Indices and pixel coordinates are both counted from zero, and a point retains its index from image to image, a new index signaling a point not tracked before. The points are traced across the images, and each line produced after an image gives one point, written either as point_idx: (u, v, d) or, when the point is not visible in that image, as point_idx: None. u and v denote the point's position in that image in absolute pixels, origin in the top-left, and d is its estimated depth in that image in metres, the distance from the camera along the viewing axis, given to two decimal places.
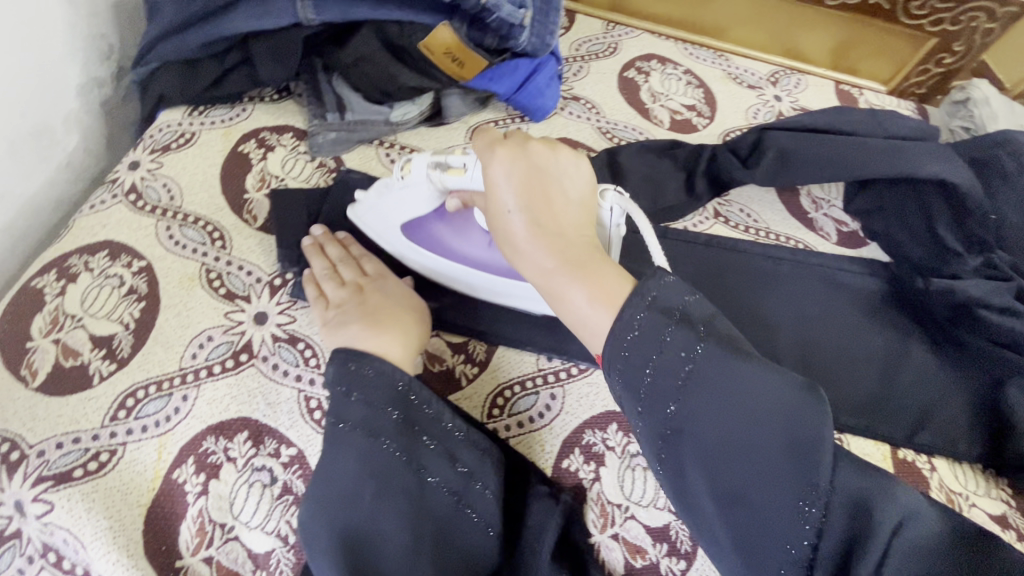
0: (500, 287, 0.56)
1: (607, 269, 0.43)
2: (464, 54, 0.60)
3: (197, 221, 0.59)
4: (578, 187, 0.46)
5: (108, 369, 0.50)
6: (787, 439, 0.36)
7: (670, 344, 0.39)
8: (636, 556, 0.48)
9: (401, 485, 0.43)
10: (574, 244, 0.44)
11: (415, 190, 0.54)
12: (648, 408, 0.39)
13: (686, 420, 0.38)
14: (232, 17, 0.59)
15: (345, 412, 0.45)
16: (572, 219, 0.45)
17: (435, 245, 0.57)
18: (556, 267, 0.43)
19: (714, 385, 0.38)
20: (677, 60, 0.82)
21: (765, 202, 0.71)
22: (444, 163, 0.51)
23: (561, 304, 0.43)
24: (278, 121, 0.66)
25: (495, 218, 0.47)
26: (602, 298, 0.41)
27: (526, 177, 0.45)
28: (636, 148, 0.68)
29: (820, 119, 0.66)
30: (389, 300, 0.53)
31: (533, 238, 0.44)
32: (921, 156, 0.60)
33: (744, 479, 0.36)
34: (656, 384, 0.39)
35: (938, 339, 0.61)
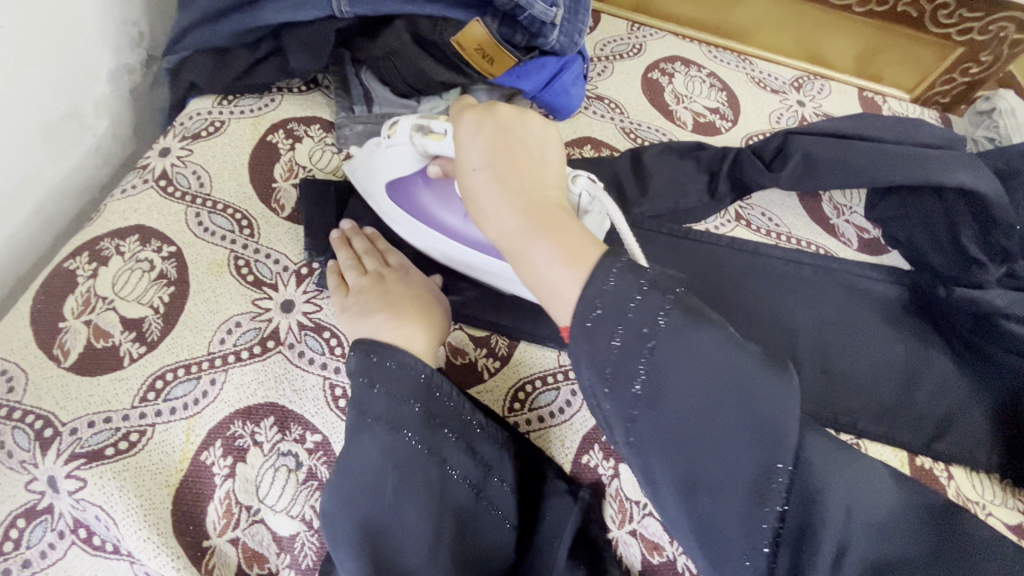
0: (466, 257, 0.57)
1: (573, 226, 0.40)
2: (494, 51, 0.61)
3: (226, 208, 0.59)
4: (546, 152, 0.45)
5: (139, 352, 0.51)
6: (752, 420, 0.34)
7: (637, 313, 0.35)
8: (653, 552, 0.49)
9: (424, 478, 0.42)
10: (538, 200, 0.41)
11: (399, 150, 0.55)
12: (613, 389, 0.36)
13: (653, 399, 0.35)
14: (266, 8, 0.60)
15: (368, 405, 0.43)
16: (538, 177, 0.43)
17: (417, 208, 0.58)
18: (520, 224, 0.40)
19: (686, 360, 0.35)
20: (701, 62, 0.82)
21: (787, 207, 0.71)
22: (427, 128, 0.52)
23: (524, 264, 0.39)
24: (306, 112, 0.67)
25: (460, 181, 0.45)
26: (566, 256, 0.37)
27: (491, 137, 0.44)
28: (660, 149, 0.68)
29: (846, 125, 0.66)
30: (412, 291, 0.53)
31: (496, 194, 0.41)
32: (949, 164, 0.60)
33: (708, 464, 0.34)
34: (622, 361, 0.36)
35: (958, 349, 0.61)
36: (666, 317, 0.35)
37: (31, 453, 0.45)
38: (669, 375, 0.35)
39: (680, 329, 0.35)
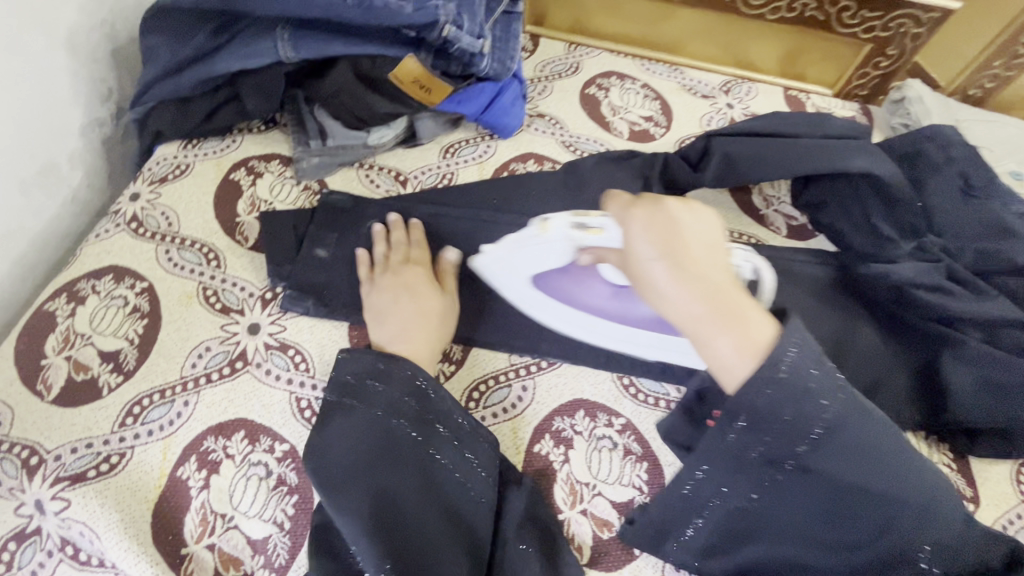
0: (621, 335, 0.60)
1: (752, 314, 0.42)
2: (430, 82, 0.67)
3: (194, 244, 0.64)
4: (712, 231, 0.46)
5: (116, 381, 0.55)
6: (899, 482, 0.43)
7: (814, 391, 0.41)
8: (604, 528, 0.53)
9: (414, 464, 0.49)
10: (719, 289, 0.43)
11: (549, 247, 0.54)
12: (778, 442, 0.43)
13: (815, 460, 0.43)
14: (220, 59, 0.66)
15: (371, 400, 0.51)
16: (711, 262, 0.44)
17: (562, 293, 0.61)
18: (707, 313, 0.42)
19: (835, 440, 0.42)
20: (635, 75, 0.89)
21: (719, 202, 0.76)
22: (584, 224, 0.51)
23: (704, 351, 0.43)
24: (266, 149, 0.72)
25: (632, 267, 0.47)
26: (750, 348, 0.41)
27: (662, 228, 0.45)
28: (596, 159, 0.74)
29: (763, 124, 0.71)
30: (417, 303, 0.59)
31: (677, 281, 0.43)
32: (846, 152, 0.66)
33: (851, 507, 0.44)
34: (792, 424, 0.42)
35: (882, 319, 0.65)
36: (832, 401, 0.42)
37: (19, 480, 0.49)
38: (774, 417, 0.42)
39: (845, 415, 0.42)
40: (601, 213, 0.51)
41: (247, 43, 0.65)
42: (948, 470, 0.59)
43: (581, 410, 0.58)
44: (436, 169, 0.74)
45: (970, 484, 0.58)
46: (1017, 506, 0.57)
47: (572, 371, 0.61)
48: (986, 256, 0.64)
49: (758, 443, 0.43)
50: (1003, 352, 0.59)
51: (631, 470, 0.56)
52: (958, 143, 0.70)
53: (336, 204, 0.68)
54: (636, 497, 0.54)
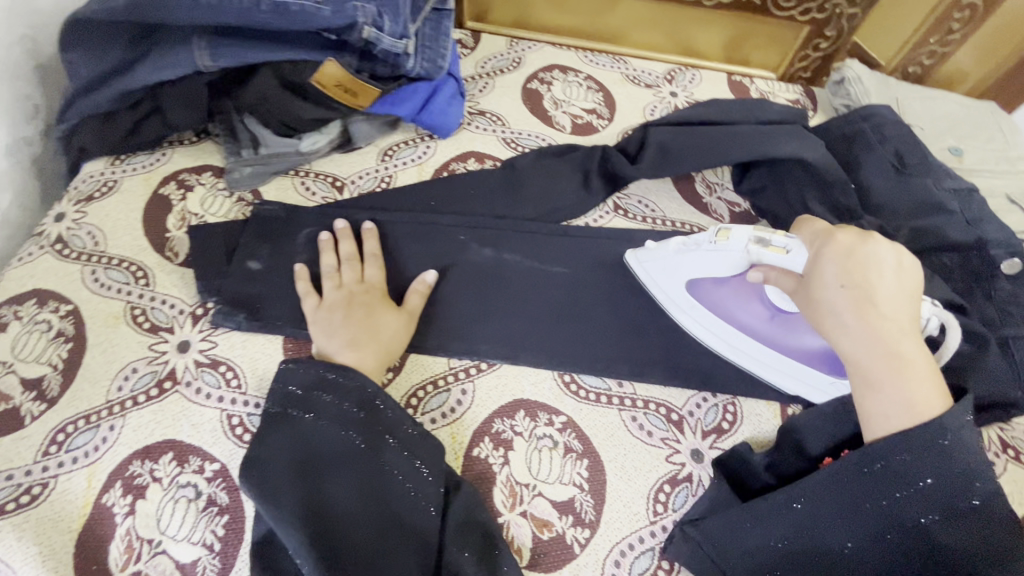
0: (770, 357, 0.60)
1: (922, 374, 0.47)
2: (354, 85, 0.66)
3: (122, 262, 0.63)
4: (909, 283, 0.50)
5: (39, 409, 0.53)
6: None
7: (962, 469, 0.45)
8: (543, 529, 0.52)
9: (363, 474, 0.49)
10: (899, 338, 0.47)
11: (724, 255, 0.57)
12: (914, 505, 0.46)
13: (945, 534, 0.45)
14: (139, 71, 0.64)
15: (317, 410, 0.50)
16: (896, 309, 0.48)
17: (718, 307, 0.62)
18: (879, 358, 0.47)
19: (972, 520, 0.45)
20: (578, 67, 0.88)
21: (662, 192, 0.75)
22: (767, 241, 0.54)
23: (863, 388, 0.48)
24: (197, 161, 0.71)
25: (812, 291, 0.51)
26: (913, 399, 0.46)
27: (857, 265, 0.49)
28: (535, 155, 0.73)
29: (698, 112, 0.71)
30: (361, 315, 0.58)
31: (862, 321, 0.48)
32: (778, 138, 0.66)
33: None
34: (931, 492, 0.45)
35: None
36: (982, 493, 0.45)
37: None
38: (913, 477, 0.46)
39: (988, 509, 0.45)
40: (786, 234, 0.54)
41: (164, 53, 0.63)
42: None
43: (521, 410, 0.58)
44: (374, 173, 0.73)
45: None
46: None
47: (512, 371, 0.60)
48: (921, 234, 0.64)
49: (891, 494, 0.46)
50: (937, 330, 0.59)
51: (572, 468, 0.55)
52: (890, 123, 0.70)
53: (268, 214, 0.66)
54: (576, 496, 0.54)
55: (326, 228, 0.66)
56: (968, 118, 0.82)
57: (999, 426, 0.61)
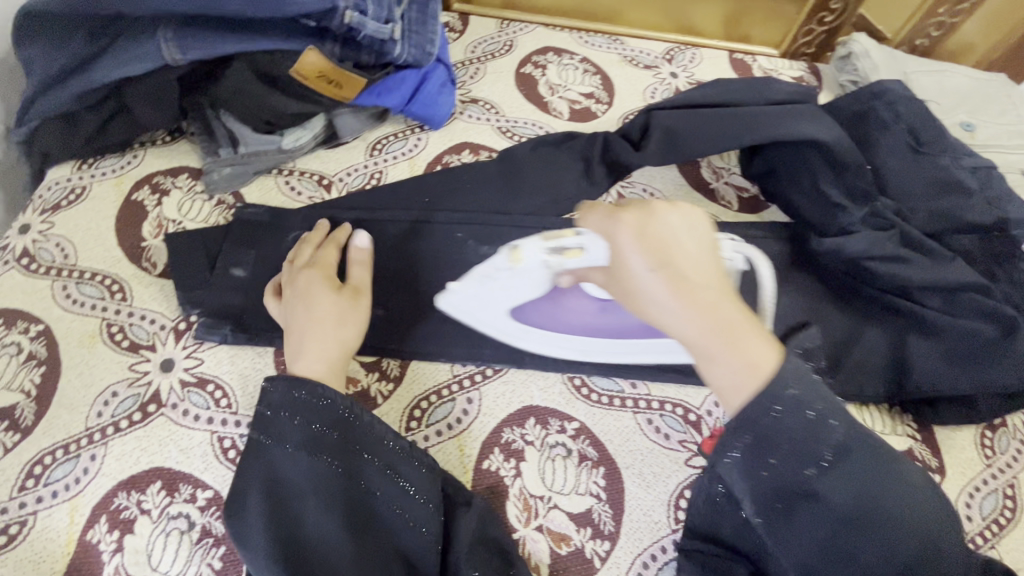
0: (628, 346, 0.57)
1: (751, 329, 0.40)
2: (339, 76, 0.62)
3: (95, 276, 0.58)
4: (708, 241, 0.42)
5: (13, 440, 0.49)
6: (910, 511, 0.38)
7: (815, 412, 0.38)
8: (561, 544, 0.50)
9: (342, 499, 0.44)
10: (720, 303, 0.40)
11: (529, 275, 0.53)
12: (784, 468, 0.38)
13: (824, 486, 0.38)
14: (101, 67, 0.58)
15: (285, 435, 0.46)
16: (704, 274, 0.40)
17: (551, 323, 0.58)
18: (706, 330, 0.39)
19: (845, 463, 0.38)
20: (573, 49, 0.83)
21: (666, 179, 0.72)
22: (560, 247, 0.51)
23: (704, 368, 0.40)
24: (172, 163, 0.66)
25: (625, 280, 0.42)
26: (753, 366, 0.39)
27: (656, 238, 0.41)
28: (532, 144, 0.69)
29: (705, 93, 0.66)
30: (314, 311, 0.53)
31: (679, 299, 0.39)
32: (792, 118, 0.62)
33: (869, 557, 0.37)
34: (798, 448, 0.38)
35: (841, 293, 0.63)
36: (838, 423, 0.39)
37: None
38: (777, 442, 0.38)
39: (847, 440, 0.39)
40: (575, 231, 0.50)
41: (129, 47, 0.58)
42: (912, 442, 0.57)
43: (532, 418, 0.55)
44: (363, 169, 0.68)
45: (934, 452, 0.56)
46: (983, 471, 0.56)
47: (519, 376, 0.57)
48: (938, 217, 0.62)
49: (760, 468, 0.39)
50: (958, 318, 0.58)
51: (588, 477, 0.52)
52: (905, 99, 0.67)
53: (251, 218, 0.62)
54: (594, 506, 0.51)
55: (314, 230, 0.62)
56: (979, 92, 0.79)
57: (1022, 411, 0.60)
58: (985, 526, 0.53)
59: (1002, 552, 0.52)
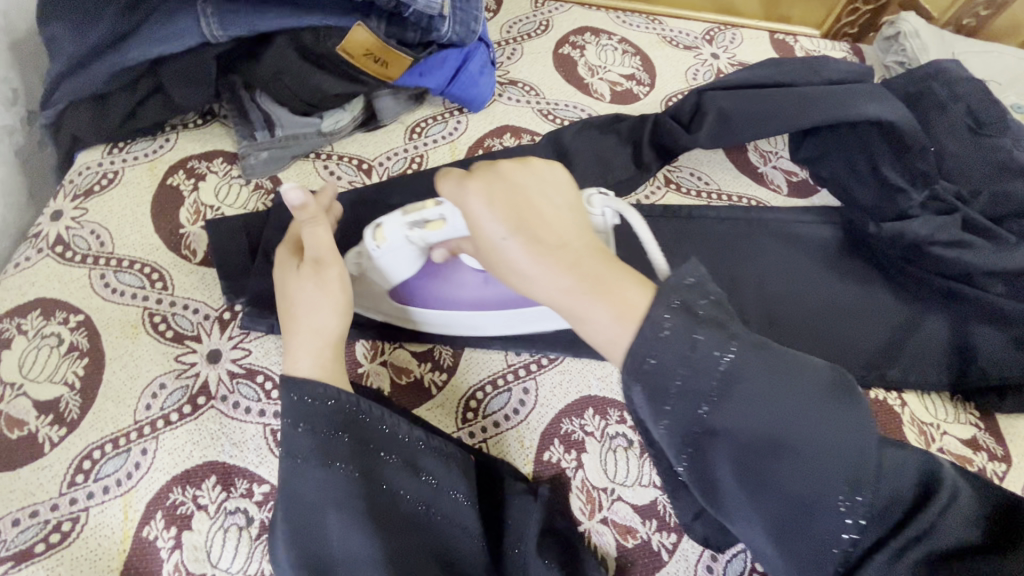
0: (514, 318, 0.54)
1: (622, 274, 0.38)
2: (386, 53, 0.59)
3: (134, 264, 0.56)
4: (564, 198, 0.42)
5: (59, 435, 0.48)
6: (817, 422, 0.34)
7: (704, 344, 0.35)
8: (627, 536, 0.48)
9: (371, 509, 0.41)
10: (582, 255, 0.39)
11: (398, 253, 0.50)
12: (678, 409, 0.35)
13: (722, 420, 0.35)
14: (135, 45, 0.56)
15: (295, 446, 0.42)
16: (560, 228, 0.40)
17: (435, 300, 0.54)
18: (573, 285, 0.38)
19: (737, 392, 0.35)
20: (611, 30, 0.81)
21: (714, 163, 0.70)
22: (421, 220, 0.48)
23: (583, 326, 0.39)
24: (205, 147, 0.63)
25: (488, 250, 0.41)
26: (628, 312, 0.37)
27: (506, 198, 0.40)
28: (578, 128, 0.66)
29: (756, 74, 0.64)
30: (292, 301, 0.49)
31: (539, 258, 0.38)
32: (852, 98, 0.60)
33: (785, 480, 0.34)
34: (689, 385, 0.35)
35: (899, 279, 0.62)
36: (729, 353, 0.35)
37: None
38: (669, 385, 0.35)
39: (738, 369, 0.35)
40: (434, 202, 0.47)
41: (164, 24, 0.55)
42: (976, 430, 0.55)
43: (590, 408, 0.53)
44: (404, 153, 0.66)
45: (998, 440, 0.55)
46: None
47: (576, 365, 0.56)
48: (999, 200, 0.60)
49: (659, 416, 0.36)
50: (1021, 303, 0.57)
51: (651, 469, 0.51)
52: (963, 80, 0.65)
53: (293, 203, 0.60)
54: (659, 498, 0.50)
55: (358, 216, 0.60)
56: None
57: None
58: None
59: None
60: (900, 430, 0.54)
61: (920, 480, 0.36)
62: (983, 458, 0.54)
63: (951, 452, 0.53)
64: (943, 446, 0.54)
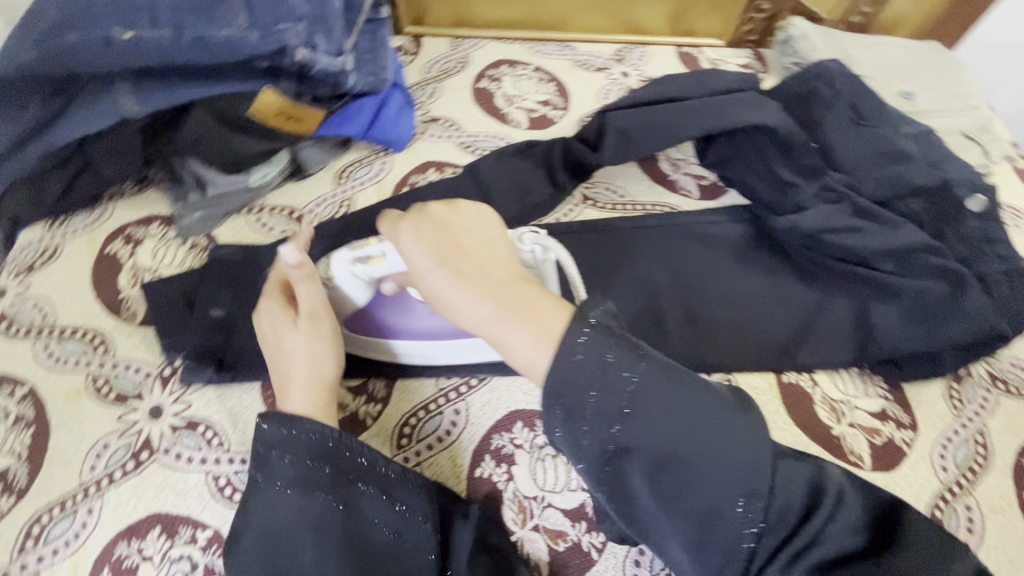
0: (461, 346, 0.57)
1: (538, 300, 0.43)
2: (296, 111, 0.64)
3: (76, 332, 0.59)
4: (490, 234, 0.49)
5: (8, 503, 0.50)
6: (716, 438, 0.38)
7: (611, 364, 0.39)
8: (558, 540, 0.51)
9: (344, 539, 0.44)
10: (501, 283, 0.45)
11: (348, 287, 0.55)
12: (593, 428, 0.39)
13: (631, 438, 0.39)
14: (62, 128, 0.59)
15: (278, 473, 0.45)
16: (481, 260, 0.46)
17: (388, 329, 0.58)
18: (493, 311, 0.43)
19: (643, 411, 0.39)
20: (526, 60, 0.86)
21: (628, 176, 0.74)
22: (363, 256, 0.52)
23: (505, 350, 0.43)
24: (143, 213, 0.67)
25: (419, 282, 0.48)
26: (543, 334, 0.41)
27: (434, 238, 0.47)
28: (495, 156, 0.70)
29: (653, 91, 0.69)
30: (292, 343, 0.52)
31: (461, 287, 0.45)
32: (737, 107, 0.65)
33: (689, 491, 0.38)
34: (600, 405, 0.39)
35: (804, 267, 0.65)
36: (635, 374, 0.39)
37: None
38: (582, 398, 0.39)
39: (643, 388, 0.39)
40: (377, 240, 0.52)
41: (88, 106, 0.58)
42: (885, 402, 0.59)
43: (519, 422, 0.57)
44: (332, 199, 0.70)
45: (905, 410, 0.59)
46: (953, 422, 0.58)
47: (503, 383, 0.59)
48: (886, 184, 0.64)
49: (578, 434, 0.40)
50: (913, 279, 0.60)
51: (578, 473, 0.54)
52: (844, 77, 0.70)
53: (227, 258, 0.63)
54: (587, 500, 0.53)
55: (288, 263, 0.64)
56: (915, 61, 0.83)
57: (985, 360, 0.62)
58: (959, 475, 0.56)
59: (978, 496, 0.55)
60: (810, 411, 0.58)
61: (817, 489, 0.39)
62: (892, 427, 0.58)
63: (857, 427, 0.57)
64: (853, 420, 0.58)
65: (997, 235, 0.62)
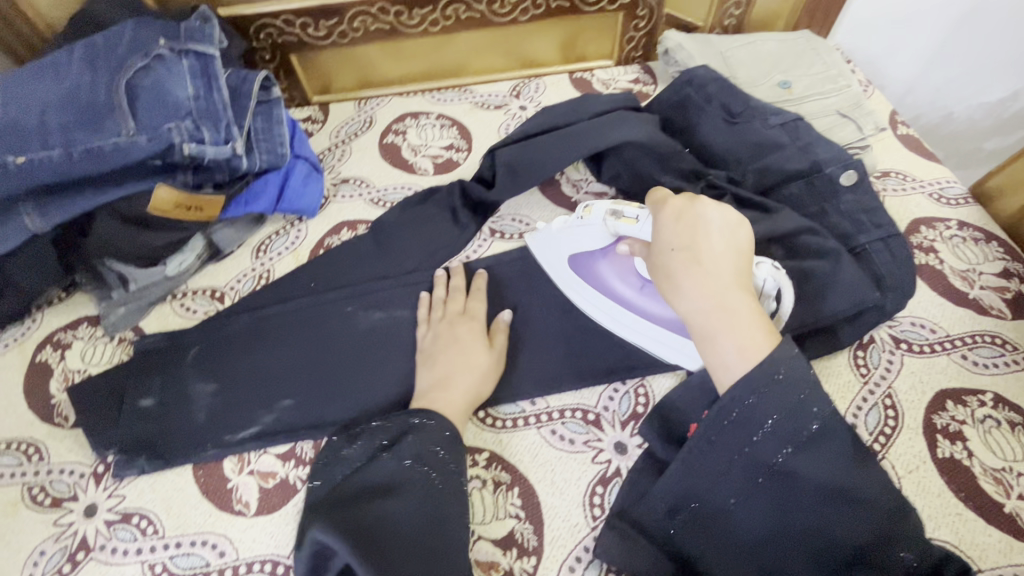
0: (647, 326, 0.63)
1: (754, 321, 0.48)
2: (196, 202, 0.68)
3: (10, 445, 0.61)
4: (740, 243, 0.52)
5: None
6: (875, 492, 0.45)
7: (806, 399, 0.46)
8: (491, 571, 0.52)
9: (435, 500, 0.50)
10: (729, 291, 0.49)
11: (589, 229, 0.64)
12: (762, 446, 0.46)
13: (797, 465, 0.46)
14: None
15: (401, 451, 0.52)
16: (720, 262, 0.51)
17: (595, 277, 0.67)
18: (712, 308, 0.49)
19: (818, 449, 0.46)
20: (427, 109, 0.90)
21: (531, 204, 0.77)
22: (620, 212, 0.61)
23: (705, 344, 0.49)
24: (71, 316, 0.70)
25: (656, 257, 0.55)
26: (749, 349, 0.47)
27: (688, 226, 0.53)
28: (400, 208, 0.75)
29: (533, 124, 0.73)
30: (468, 351, 0.61)
31: (690, 277, 0.51)
32: (606, 128, 0.69)
33: (827, 524, 0.45)
34: (777, 430, 0.46)
35: None
36: (822, 419, 0.46)
37: None
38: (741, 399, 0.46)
39: (830, 431, 0.46)
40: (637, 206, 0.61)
41: None
42: None
43: None
44: (250, 273, 0.72)
45: None
46: (862, 389, 0.60)
47: None
48: (763, 174, 0.68)
49: (745, 444, 0.46)
50: (800, 260, 0.63)
51: (505, 500, 0.56)
52: (712, 79, 0.74)
53: (150, 347, 0.66)
54: (516, 527, 0.54)
55: (210, 342, 0.66)
56: (788, 51, 0.88)
57: (886, 325, 0.65)
58: (872, 441, 0.57)
59: (892, 460, 0.56)
60: None
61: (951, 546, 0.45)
62: None
63: None
64: None
65: (873, 205, 0.66)
